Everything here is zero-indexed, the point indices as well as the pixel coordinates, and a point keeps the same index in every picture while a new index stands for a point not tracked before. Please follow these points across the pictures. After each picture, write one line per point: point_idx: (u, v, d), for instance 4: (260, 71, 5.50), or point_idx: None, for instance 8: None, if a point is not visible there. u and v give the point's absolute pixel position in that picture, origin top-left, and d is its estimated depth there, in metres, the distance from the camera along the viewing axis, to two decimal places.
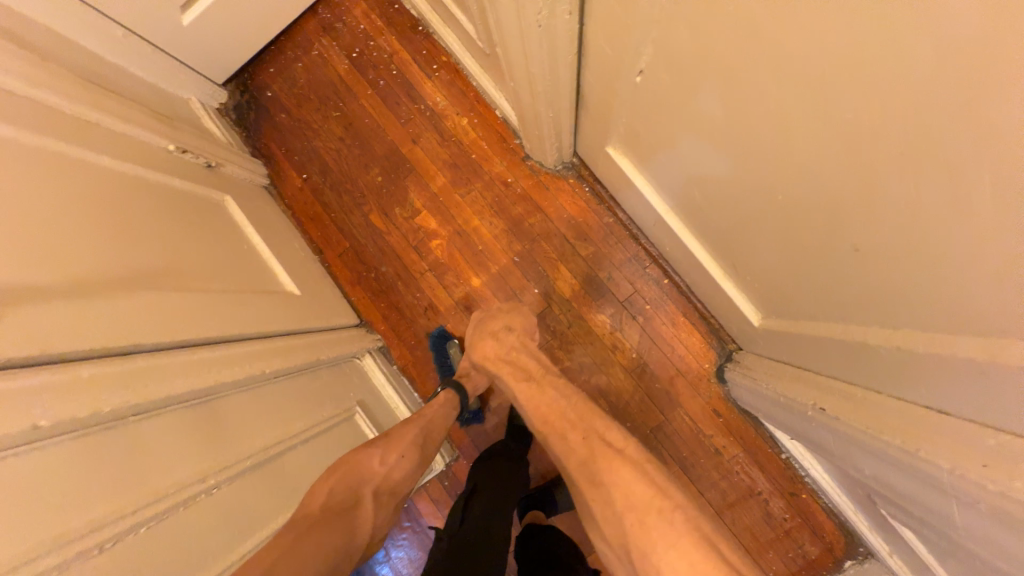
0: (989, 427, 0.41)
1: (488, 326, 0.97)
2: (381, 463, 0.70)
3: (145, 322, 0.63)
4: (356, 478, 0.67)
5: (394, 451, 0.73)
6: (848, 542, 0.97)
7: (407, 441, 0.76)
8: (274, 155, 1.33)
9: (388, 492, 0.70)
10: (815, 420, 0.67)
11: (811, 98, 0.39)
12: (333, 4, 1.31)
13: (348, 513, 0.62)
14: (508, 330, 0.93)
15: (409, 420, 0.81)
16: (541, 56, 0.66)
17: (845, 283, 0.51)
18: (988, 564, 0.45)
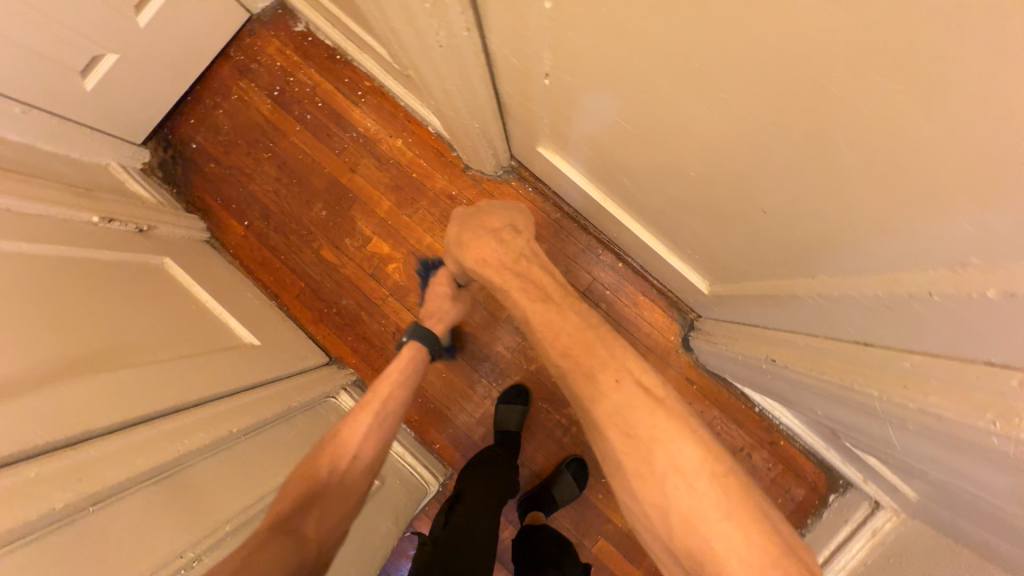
0: (904, 351, 0.45)
1: (480, 222, 0.80)
2: (334, 471, 0.70)
3: (93, 406, 0.61)
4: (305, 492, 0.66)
5: (346, 453, 0.72)
6: (829, 477, 1.04)
7: (359, 435, 0.74)
8: (210, 206, 1.29)
9: (337, 496, 0.68)
10: (769, 373, 0.71)
11: (695, 85, 0.42)
12: (244, 44, 1.29)
13: (297, 527, 0.61)
14: (512, 230, 0.79)
15: (366, 404, 0.79)
16: (451, 72, 0.67)
17: (765, 243, 0.55)
18: (929, 472, 0.50)
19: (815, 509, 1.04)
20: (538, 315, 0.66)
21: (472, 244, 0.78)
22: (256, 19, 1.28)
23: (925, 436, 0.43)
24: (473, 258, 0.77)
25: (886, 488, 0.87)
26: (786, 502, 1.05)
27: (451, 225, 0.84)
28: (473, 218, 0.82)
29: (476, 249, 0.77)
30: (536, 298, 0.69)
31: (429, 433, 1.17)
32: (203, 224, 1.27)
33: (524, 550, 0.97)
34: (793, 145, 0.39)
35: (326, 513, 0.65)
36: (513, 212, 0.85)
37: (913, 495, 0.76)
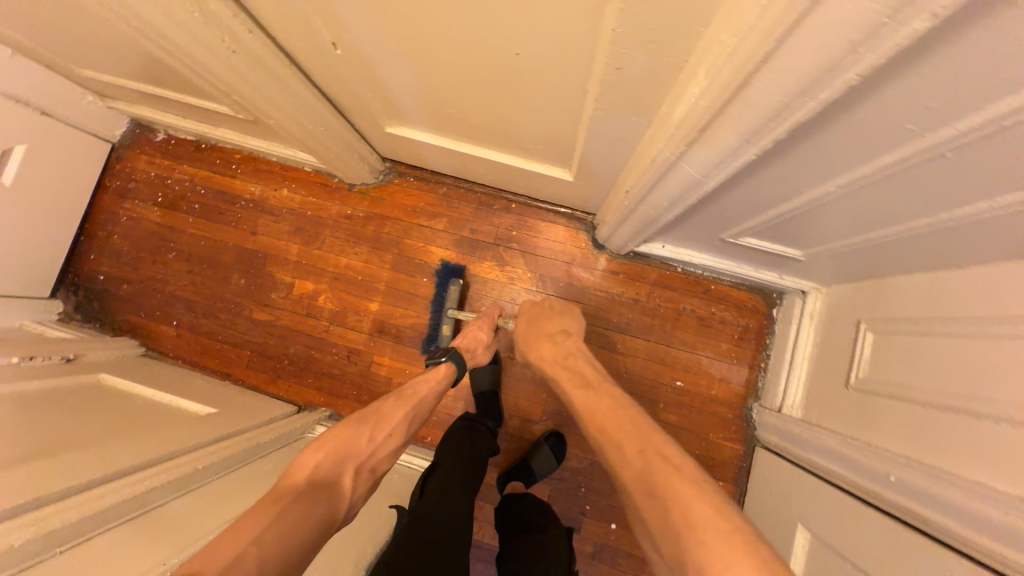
0: (667, 96, 0.55)
1: (542, 328, 0.96)
2: (371, 440, 0.76)
3: (34, 479, 0.64)
4: (345, 452, 0.71)
5: (381, 429, 0.78)
6: (764, 295, 1.13)
7: (395, 421, 0.81)
8: (137, 323, 1.32)
9: (369, 470, 0.74)
10: (632, 204, 0.81)
11: None
12: (116, 171, 1.38)
13: (333, 483, 0.67)
14: (563, 334, 0.94)
15: (405, 398, 0.86)
16: (265, 82, 0.77)
17: (547, 89, 0.66)
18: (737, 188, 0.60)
19: (768, 329, 1.12)
20: (581, 399, 0.76)
21: (536, 345, 0.94)
22: (119, 145, 1.38)
23: (691, 151, 0.53)
24: (535, 357, 0.94)
25: (794, 272, 0.97)
26: (742, 335, 1.13)
27: (520, 320, 1.02)
28: (533, 328, 0.98)
29: (539, 347, 0.94)
30: (578, 385, 0.80)
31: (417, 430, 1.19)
32: (135, 341, 1.30)
33: (505, 519, 0.99)
34: None
35: (357, 481, 0.70)
36: (571, 322, 1.01)
37: (803, 258, 0.86)
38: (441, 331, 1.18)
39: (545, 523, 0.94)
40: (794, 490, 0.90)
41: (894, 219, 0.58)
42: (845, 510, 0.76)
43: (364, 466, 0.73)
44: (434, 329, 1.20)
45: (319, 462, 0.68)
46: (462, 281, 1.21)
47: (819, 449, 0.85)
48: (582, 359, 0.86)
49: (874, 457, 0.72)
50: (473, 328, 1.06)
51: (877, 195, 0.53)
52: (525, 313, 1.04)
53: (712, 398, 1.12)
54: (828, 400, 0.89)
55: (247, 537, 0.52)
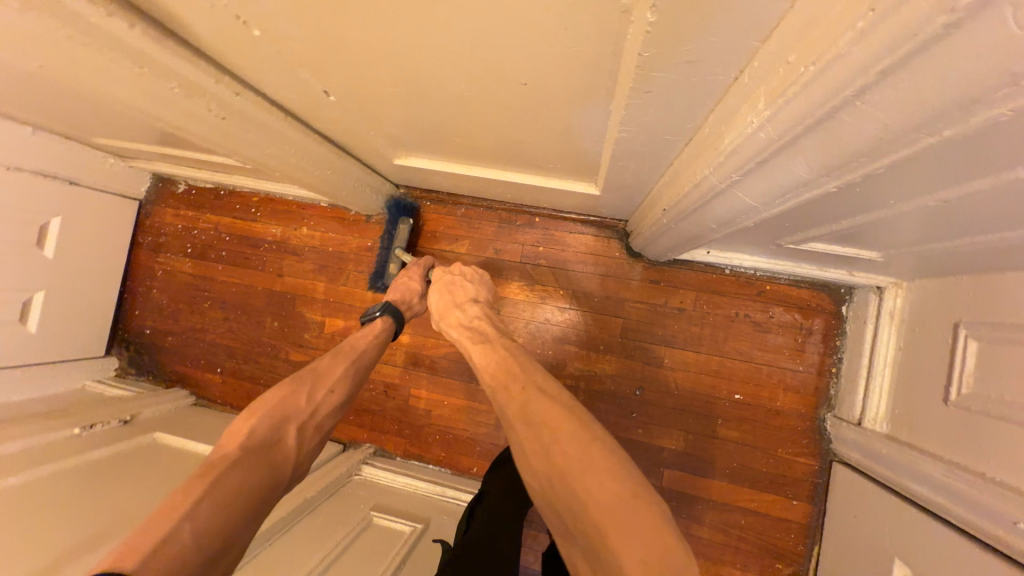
0: (714, 114, 0.45)
1: (453, 295, 0.90)
2: (310, 399, 0.74)
3: None
4: (283, 414, 0.70)
5: (319, 387, 0.77)
6: (831, 293, 1.00)
7: (335, 377, 0.79)
8: (185, 373, 1.37)
9: (314, 427, 0.73)
10: (671, 222, 0.72)
11: (382, 20, 0.46)
12: (147, 227, 1.41)
13: (270, 448, 0.66)
14: (472, 300, 0.89)
15: (339, 355, 0.84)
16: (263, 139, 0.73)
17: (565, 111, 0.58)
18: (805, 207, 0.50)
19: (837, 330, 0.99)
20: (479, 357, 0.75)
21: (442, 313, 0.89)
22: (146, 201, 1.41)
23: (748, 181, 0.44)
24: (443, 324, 0.89)
25: (868, 269, 0.84)
26: (808, 339, 1.01)
27: (433, 288, 0.96)
28: (444, 294, 0.92)
29: (447, 316, 0.88)
30: (478, 343, 0.78)
31: (462, 462, 1.17)
32: (185, 391, 1.34)
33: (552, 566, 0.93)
34: (470, 23, 0.43)
35: (301, 442, 0.70)
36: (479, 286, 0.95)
37: (879, 258, 0.73)
38: (389, 269, 1.15)
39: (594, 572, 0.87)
40: (886, 519, 0.80)
41: (1013, 225, 0.46)
42: (955, 552, 0.66)
43: (310, 425, 0.73)
44: (382, 265, 1.17)
45: (256, 427, 0.67)
46: (412, 220, 1.19)
47: (914, 475, 0.74)
48: (491, 334, 0.79)
49: (989, 494, 0.61)
50: (404, 280, 1.03)
51: (997, 206, 0.42)
52: (437, 280, 0.98)
53: (777, 410, 1.02)
54: (922, 417, 0.78)
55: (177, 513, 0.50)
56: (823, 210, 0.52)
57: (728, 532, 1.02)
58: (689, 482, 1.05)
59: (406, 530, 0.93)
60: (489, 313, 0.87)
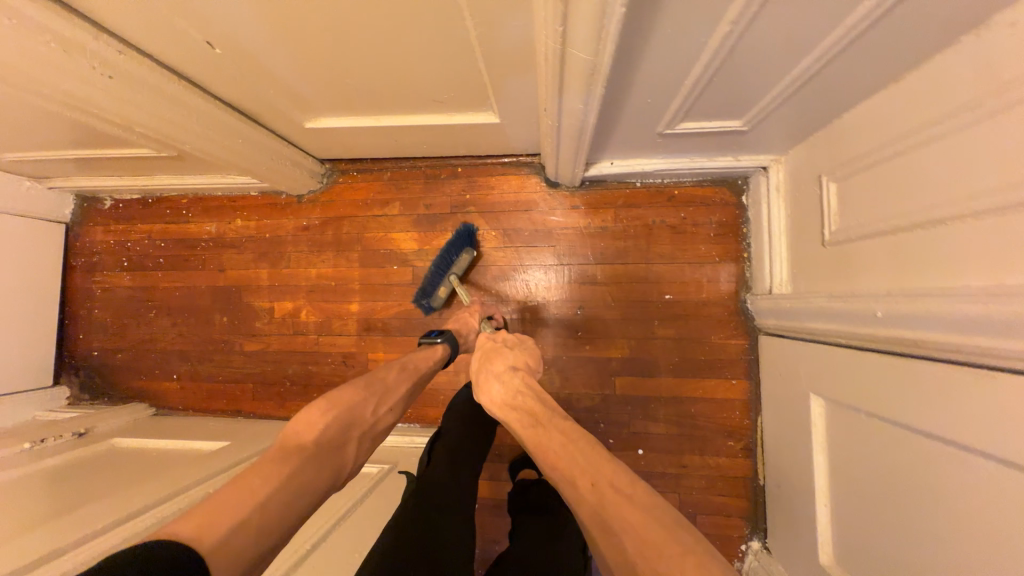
0: None
1: (491, 365, 0.80)
2: (374, 412, 0.71)
3: (36, 546, 0.66)
4: (351, 416, 0.67)
5: (385, 402, 0.74)
6: (730, 186, 1.10)
7: (398, 395, 0.76)
8: (140, 386, 1.35)
9: (370, 437, 0.70)
10: (554, 123, 0.78)
11: None
12: (79, 249, 1.39)
13: (336, 452, 0.63)
14: (512, 368, 0.78)
15: (405, 372, 0.80)
16: (158, 103, 0.76)
17: (423, 21, 0.64)
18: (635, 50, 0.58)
19: (742, 218, 1.09)
20: (530, 442, 0.64)
21: (482, 387, 0.79)
22: (73, 224, 1.39)
23: (571, 25, 0.50)
24: (483, 401, 0.78)
25: (748, 148, 0.93)
26: (719, 232, 1.10)
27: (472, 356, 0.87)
28: (483, 363, 0.83)
29: (487, 393, 0.77)
30: (528, 425, 0.66)
31: (429, 413, 1.21)
32: (145, 404, 1.33)
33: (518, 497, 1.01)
34: None
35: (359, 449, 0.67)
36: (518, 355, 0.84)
37: (745, 127, 0.82)
38: (439, 292, 1.12)
39: (557, 508, 0.93)
40: (799, 365, 0.89)
41: (813, 36, 0.55)
42: (847, 364, 0.74)
43: (368, 436, 0.69)
44: (429, 284, 1.11)
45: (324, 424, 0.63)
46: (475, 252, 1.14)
47: (809, 313, 0.84)
48: (543, 415, 0.66)
49: (858, 301, 0.70)
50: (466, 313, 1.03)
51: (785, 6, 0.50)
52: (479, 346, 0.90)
53: (703, 301, 1.10)
54: (810, 264, 0.87)
55: (252, 501, 0.50)
56: (659, 57, 0.60)
57: (682, 423, 1.10)
58: (640, 386, 1.12)
59: (373, 472, 0.97)
60: (534, 382, 0.75)
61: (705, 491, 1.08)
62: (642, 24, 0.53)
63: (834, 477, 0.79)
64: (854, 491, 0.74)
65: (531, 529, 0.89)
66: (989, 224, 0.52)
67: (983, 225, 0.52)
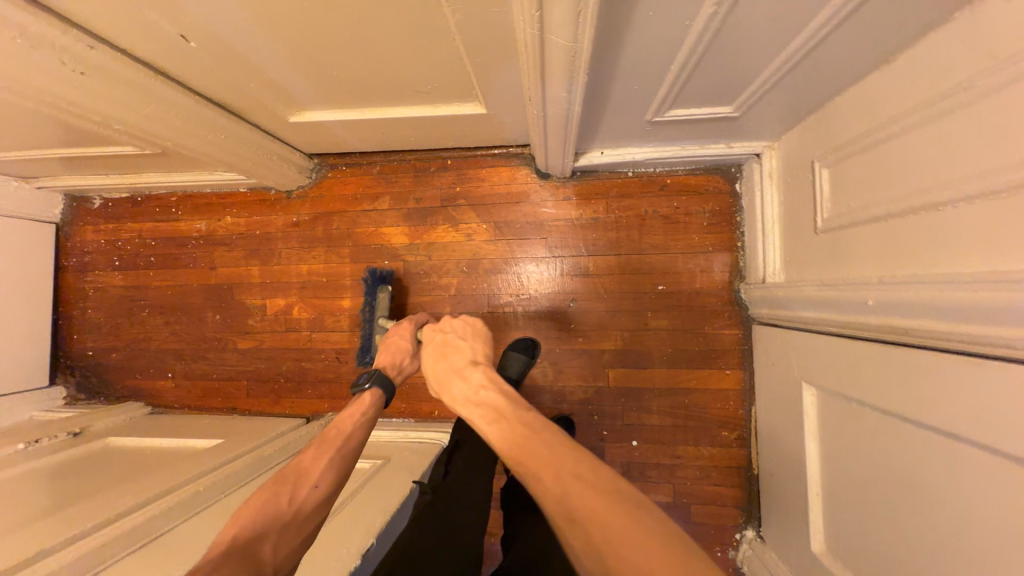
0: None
1: (446, 363, 0.76)
2: (294, 497, 0.64)
3: (28, 544, 0.66)
4: (264, 518, 0.61)
5: (304, 483, 0.66)
6: (723, 173, 1.08)
7: (320, 468, 0.69)
8: (136, 385, 1.35)
9: (303, 525, 0.63)
10: (539, 112, 0.76)
11: None
12: (70, 249, 1.38)
13: (251, 550, 0.56)
14: (470, 362, 0.74)
15: (321, 444, 0.74)
16: (134, 97, 0.75)
17: (398, 6, 0.61)
18: (616, 31, 0.56)
19: (735, 207, 1.08)
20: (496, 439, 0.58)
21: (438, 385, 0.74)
22: (63, 223, 1.38)
23: (547, 9, 0.49)
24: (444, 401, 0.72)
25: (741, 135, 0.92)
26: (712, 220, 1.09)
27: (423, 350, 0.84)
28: (438, 360, 0.78)
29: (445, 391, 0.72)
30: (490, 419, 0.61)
31: (424, 407, 1.21)
32: (141, 403, 1.34)
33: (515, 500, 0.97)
34: None
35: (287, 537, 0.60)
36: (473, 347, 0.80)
37: (736, 113, 0.80)
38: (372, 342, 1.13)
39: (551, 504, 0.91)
40: (793, 353, 0.88)
41: (804, 14, 0.53)
42: (838, 352, 0.74)
43: (295, 527, 0.62)
44: (367, 339, 1.14)
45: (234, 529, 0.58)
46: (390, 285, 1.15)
47: (802, 302, 0.83)
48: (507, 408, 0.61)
49: (850, 289, 0.69)
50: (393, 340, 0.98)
51: None
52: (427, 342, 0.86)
53: (697, 291, 1.09)
54: (803, 251, 0.86)
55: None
56: (643, 39, 0.58)
57: (676, 414, 1.09)
58: (634, 377, 1.11)
59: (366, 466, 0.98)
60: (492, 374, 0.70)
61: (699, 481, 1.08)
62: (620, 4, 0.51)
63: (828, 468, 0.78)
64: (845, 480, 0.73)
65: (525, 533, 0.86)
66: (982, 208, 0.50)
67: (976, 209, 0.51)
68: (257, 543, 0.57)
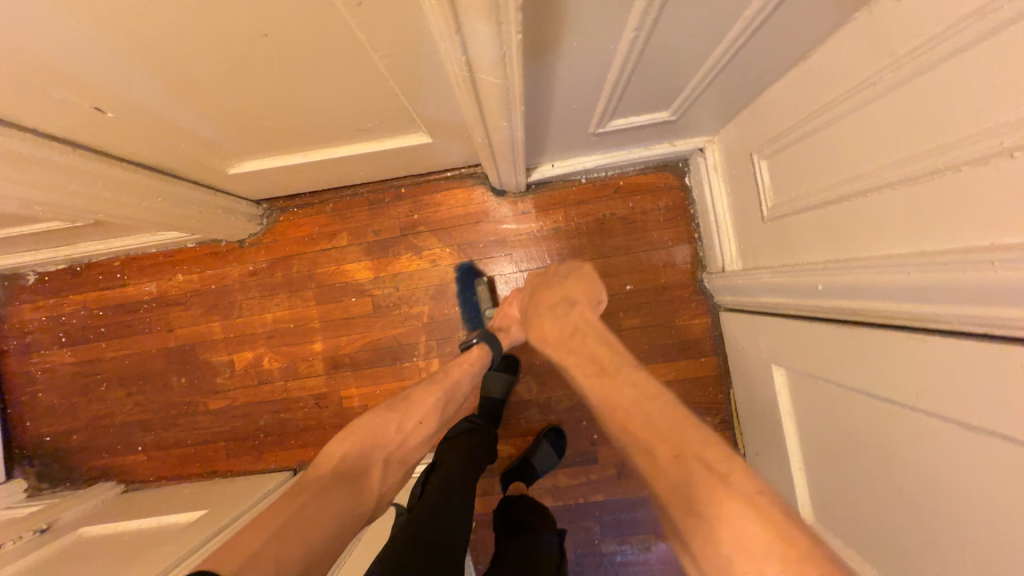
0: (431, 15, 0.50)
1: (544, 301, 0.83)
2: (398, 430, 0.75)
3: None
4: (373, 442, 0.72)
5: (410, 418, 0.77)
6: (672, 169, 1.11)
7: (425, 410, 0.79)
8: (104, 464, 1.27)
9: (399, 461, 0.73)
10: (485, 139, 0.76)
11: (97, 22, 0.47)
12: (6, 332, 1.28)
13: (358, 480, 0.67)
14: (567, 304, 0.80)
15: (432, 385, 0.83)
16: (52, 176, 0.70)
17: (325, 56, 0.60)
18: (546, 62, 0.57)
19: (687, 200, 1.11)
20: (595, 389, 0.62)
21: (536, 322, 0.81)
22: None
23: (473, 54, 0.49)
24: (536, 335, 0.79)
25: (682, 133, 0.94)
26: (669, 216, 1.12)
27: (522, 293, 0.95)
28: (536, 297, 0.87)
29: (542, 327, 0.78)
30: (590, 370, 0.65)
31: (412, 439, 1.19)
32: (113, 482, 1.26)
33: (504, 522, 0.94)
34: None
35: (385, 473, 0.71)
36: (574, 286, 0.85)
37: (674, 117, 0.83)
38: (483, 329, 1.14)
39: (540, 525, 0.90)
40: (759, 336, 0.92)
41: (720, 28, 0.55)
42: (799, 333, 0.77)
43: (392, 459, 0.73)
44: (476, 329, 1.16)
45: (346, 454, 0.70)
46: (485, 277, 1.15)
47: (761, 288, 0.86)
48: (607, 355, 0.67)
49: (800, 274, 0.73)
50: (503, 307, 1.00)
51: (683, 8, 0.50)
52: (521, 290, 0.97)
53: (664, 286, 1.12)
54: (755, 238, 0.89)
55: (249, 556, 0.50)
56: (574, 65, 0.59)
57: None
58: None
59: None
60: (593, 317, 0.77)
61: None
62: (544, 40, 0.52)
63: (805, 442, 0.81)
64: (824, 454, 0.76)
65: (510, 549, 0.84)
66: (904, 192, 0.53)
67: (898, 194, 0.54)
68: (362, 472, 0.68)
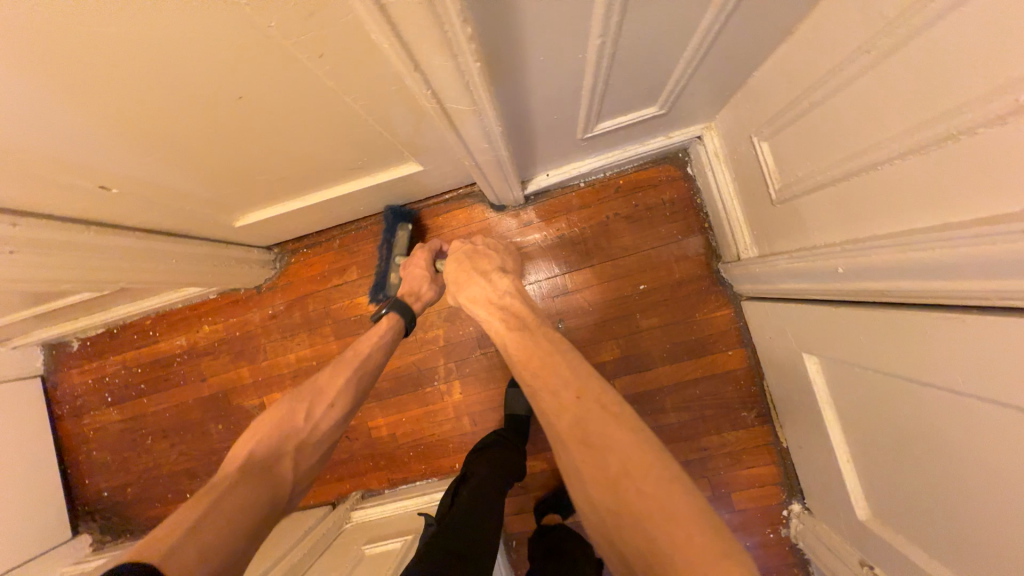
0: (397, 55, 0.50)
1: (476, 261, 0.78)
2: (308, 417, 0.70)
3: None
4: (279, 437, 0.67)
5: (321, 403, 0.72)
6: (672, 160, 1.08)
7: (338, 388, 0.75)
8: (157, 514, 1.33)
9: (314, 448, 0.69)
10: (472, 162, 0.76)
11: (85, 112, 0.50)
12: (60, 398, 1.37)
13: (266, 472, 0.62)
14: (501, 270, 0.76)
15: (342, 363, 0.78)
16: (72, 255, 0.74)
17: (302, 108, 0.61)
18: (516, 80, 0.56)
19: (692, 190, 1.07)
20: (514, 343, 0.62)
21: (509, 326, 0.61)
22: (48, 374, 1.38)
23: (438, 87, 0.49)
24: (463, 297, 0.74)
25: (676, 124, 0.91)
26: (675, 209, 1.08)
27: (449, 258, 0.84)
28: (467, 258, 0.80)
29: (468, 286, 0.74)
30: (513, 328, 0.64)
31: (443, 464, 1.19)
32: None
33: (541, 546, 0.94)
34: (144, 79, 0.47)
35: (299, 463, 0.67)
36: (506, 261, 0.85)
37: (663, 110, 0.80)
38: (389, 279, 1.09)
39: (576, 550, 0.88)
40: (786, 324, 0.87)
41: (691, 18, 0.53)
42: (827, 319, 0.72)
43: (305, 447, 0.69)
44: (382, 276, 1.11)
45: (252, 448, 0.64)
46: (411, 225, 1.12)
47: (780, 275, 0.82)
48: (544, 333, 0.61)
49: (818, 259, 0.68)
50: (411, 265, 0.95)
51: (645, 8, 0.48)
52: (454, 251, 0.85)
53: (679, 282, 1.08)
54: (767, 223, 0.85)
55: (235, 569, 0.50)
56: (545, 78, 0.58)
57: (691, 407, 1.08)
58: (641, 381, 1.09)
59: (399, 547, 0.93)
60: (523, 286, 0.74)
61: (733, 467, 1.06)
62: (509, 58, 0.51)
63: (850, 434, 0.76)
64: (872, 446, 0.70)
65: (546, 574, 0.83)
66: (916, 162, 0.49)
67: (911, 166, 0.50)
68: (273, 464, 0.63)
